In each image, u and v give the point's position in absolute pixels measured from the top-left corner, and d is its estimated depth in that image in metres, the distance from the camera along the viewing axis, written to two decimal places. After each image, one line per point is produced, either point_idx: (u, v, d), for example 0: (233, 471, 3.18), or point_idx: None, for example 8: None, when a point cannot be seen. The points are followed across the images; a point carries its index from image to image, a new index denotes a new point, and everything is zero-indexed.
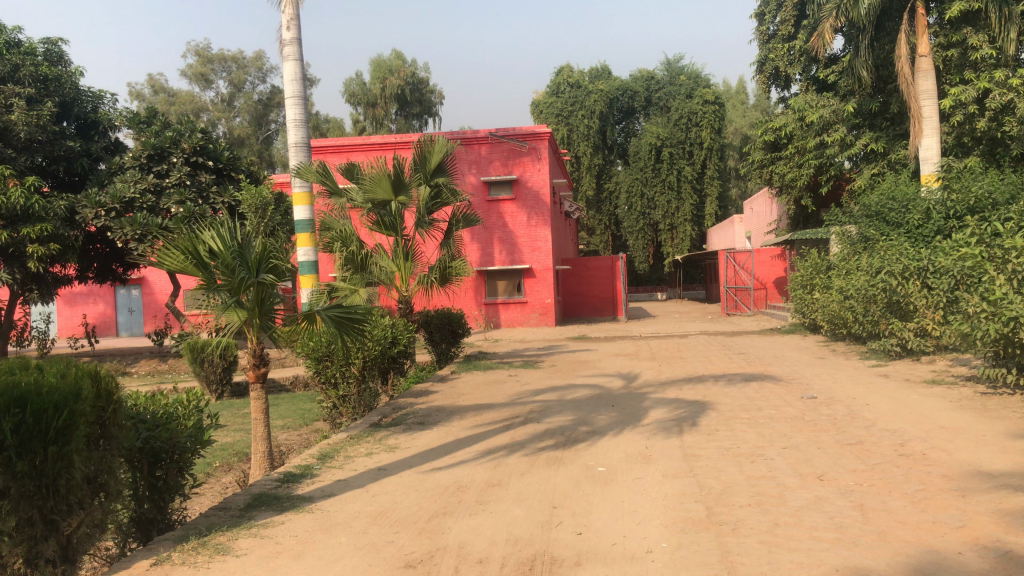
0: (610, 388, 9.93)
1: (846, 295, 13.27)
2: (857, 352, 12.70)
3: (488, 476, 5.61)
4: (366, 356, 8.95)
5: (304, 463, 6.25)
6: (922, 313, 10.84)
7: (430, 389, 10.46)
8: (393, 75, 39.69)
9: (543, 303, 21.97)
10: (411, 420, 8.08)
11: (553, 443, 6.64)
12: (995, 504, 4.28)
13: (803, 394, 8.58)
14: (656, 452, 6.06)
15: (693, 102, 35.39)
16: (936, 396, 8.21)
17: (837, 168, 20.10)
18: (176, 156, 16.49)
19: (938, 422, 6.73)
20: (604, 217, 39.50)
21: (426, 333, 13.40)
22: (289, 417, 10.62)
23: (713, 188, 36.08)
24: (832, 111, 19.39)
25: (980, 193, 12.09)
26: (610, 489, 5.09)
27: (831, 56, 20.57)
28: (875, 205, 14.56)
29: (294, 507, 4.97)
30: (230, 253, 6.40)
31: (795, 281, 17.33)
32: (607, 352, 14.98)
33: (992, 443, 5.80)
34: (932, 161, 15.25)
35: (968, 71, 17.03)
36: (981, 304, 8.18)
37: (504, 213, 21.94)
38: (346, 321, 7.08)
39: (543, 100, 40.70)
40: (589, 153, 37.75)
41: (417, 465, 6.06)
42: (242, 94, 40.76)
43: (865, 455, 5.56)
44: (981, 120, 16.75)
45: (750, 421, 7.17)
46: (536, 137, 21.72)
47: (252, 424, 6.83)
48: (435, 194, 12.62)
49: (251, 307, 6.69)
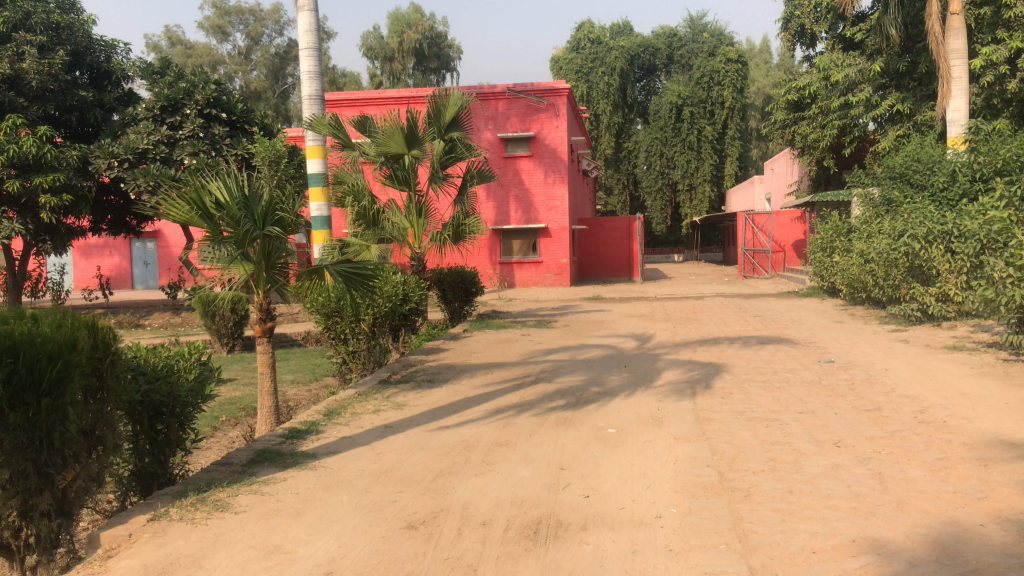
0: (623, 349, 9.81)
1: (867, 259, 13.02)
2: (876, 316, 12.48)
3: (496, 436, 5.50)
4: (376, 312, 8.84)
5: (310, 419, 6.17)
6: (945, 278, 10.60)
7: (441, 347, 10.38)
8: (410, 29, 39.16)
9: (559, 263, 21.81)
10: (421, 377, 8.00)
11: (564, 403, 6.53)
12: (1018, 475, 4.12)
13: (821, 358, 8.42)
14: (668, 414, 5.94)
15: (715, 61, 34.75)
16: (957, 362, 8.02)
17: (861, 129, 19.66)
18: (189, 108, 16.28)
19: (960, 389, 6.56)
20: (622, 177, 39.08)
21: (439, 291, 13.30)
22: (300, 372, 10.59)
23: (733, 148, 35.57)
24: (858, 70, 18.94)
25: (1009, 156, 11.70)
26: (620, 451, 4.97)
27: (859, 13, 20.05)
28: (900, 167, 14.19)
29: (296, 464, 4.89)
30: (236, 205, 6.27)
31: (814, 244, 17.05)
32: (621, 312, 14.85)
33: (1016, 411, 5.62)
34: (959, 123, 14.86)
35: (1000, 31, 16.50)
36: (1007, 269, 7.95)
37: (520, 170, 21.68)
38: (355, 277, 6.94)
39: (563, 56, 40.09)
40: (608, 111, 37.23)
41: (424, 423, 5.97)
42: (259, 47, 40.43)
43: (884, 422, 5.40)
44: (1012, 82, 16.30)
45: (766, 384, 7.02)
46: (555, 93, 21.35)
47: (258, 379, 6.78)
48: (450, 149, 12.41)
49: (257, 260, 6.59)
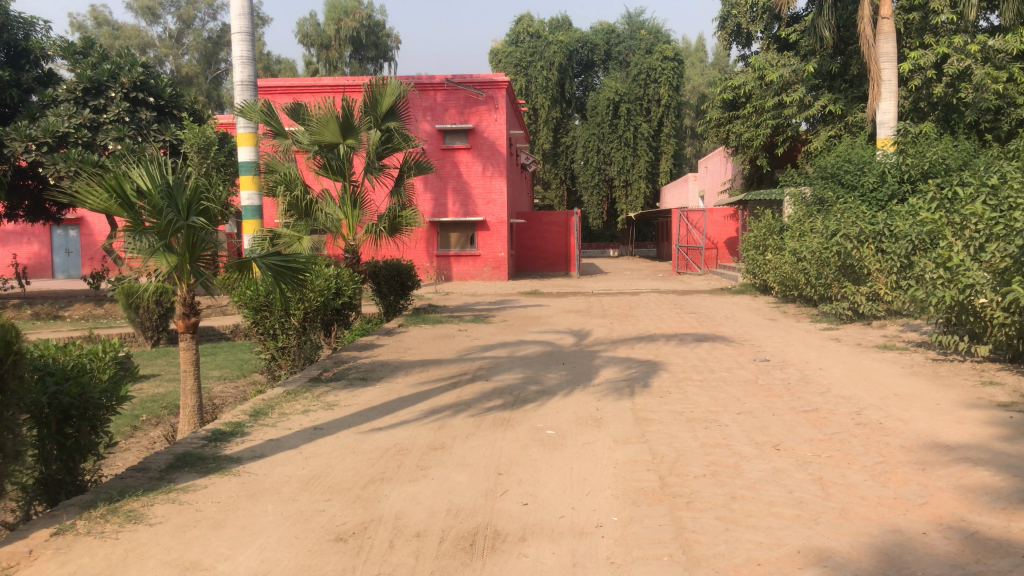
0: (560, 346, 9.71)
1: (799, 257, 13.15)
2: (807, 314, 12.65)
3: (431, 438, 5.32)
4: (308, 307, 8.57)
5: (235, 419, 5.89)
6: (876, 278, 10.76)
7: (375, 343, 10.14)
8: (347, 16, 38.42)
9: (496, 257, 21.70)
10: (353, 375, 7.76)
11: (501, 403, 6.38)
12: (955, 479, 4.11)
13: (756, 357, 8.44)
14: (607, 414, 5.84)
15: (652, 58, 34.99)
16: (888, 361, 8.12)
17: (794, 128, 19.97)
18: (114, 91, 15.82)
19: (892, 389, 6.61)
20: (560, 171, 39.09)
21: (374, 284, 13.00)
22: (227, 367, 10.22)
23: (669, 146, 35.91)
24: (792, 71, 19.15)
25: (936, 158, 12.49)
26: (558, 454, 4.85)
27: (793, 15, 20.32)
28: (832, 166, 14.29)
29: (219, 470, 4.62)
30: (159, 193, 5.93)
31: (748, 241, 17.19)
32: (558, 307, 14.80)
33: (948, 412, 5.66)
34: (888, 125, 15.18)
35: (928, 36, 16.91)
36: (936, 269, 8.05)
37: (458, 162, 21.43)
38: (285, 271, 6.66)
39: (502, 49, 39.85)
40: (546, 106, 37.18)
41: (355, 424, 5.75)
42: (190, 31, 39.24)
43: (822, 423, 5.38)
44: (938, 86, 16.75)
45: (703, 383, 6.97)
46: (494, 85, 21.18)
47: (181, 377, 6.46)
48: (386, 139, 12.11)
49: (181, 252, 6.25)
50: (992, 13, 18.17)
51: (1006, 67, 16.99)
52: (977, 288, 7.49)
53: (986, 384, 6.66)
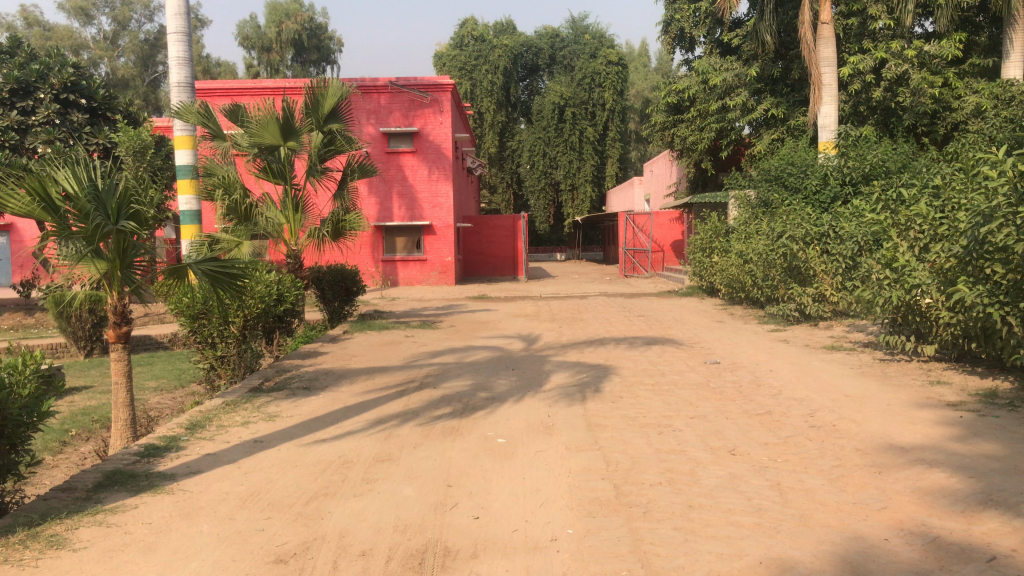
0: (510, 351, 9.55)
1: (746, 259, 13.20)
2: (755, 316, 12.69)
3: (376, 450, 5.10)
4: (247, 314, 8.27)
5: (170, 433, 5.59)
6: (822, 279, 10.82)
7: (319, 351, 9.86)
8: (289, 19, 37.81)
9: (443, 261, 21.48)
10: (296, 384, 7.49)
11: (450, 411, 6.18)
12: (912, 482, 4.05)
13: (707, 359, 8.39)
14: (559, 421, 5.69)
15: (597, 62, 35.17)
16: (836, 362, 8.14)
17: (737, 132, 20.14)
18: (43, 92, 15.25)
19: (843, 390, 6.60)
20: (506, 175, 39.01)
21: (318, 290, 12.70)
22: (164, 378, 9.84)
23: (614, 149, 36.11)
24: (735, 75, 19.31)
25: (876, 161, 12.82)
26: (510, 464, 4.69)
27: (735, 20, 20.56)
28: (775, 169, 14.41)
29: (151, 488, 4.34)
30: (86, 196, 5.60)
31: (694, 244, 17.20)
32: (507, 312, 14.66)
33: (899, 413, 5.65)
34: (830, 129, 15.39)
35: (867, 41, 17.18)
36: (883, 270, 8.10)
37: (403, 165, 21.17)
38: (222, 277, 6.38)
39: (446, 52, 39.61)
40: (492, 110, 37.07)
41: (298, 436, 5.50)
42: (126, 32, 38.22)
43: (776, 427, 5.31)
44: (877, 90, 17.02)
45: (655, 387, 6.87)
46: (438, 88, 20.97)
47: (112, 389, 6.13)
48: (329, 141, 11.83)
49: (111, 258, 5.94)
50: (927, 20, 18.60)
51: (942, 72, 17.40)
52: (924, 289, 7.53)
53: (934, 384, 6.69)
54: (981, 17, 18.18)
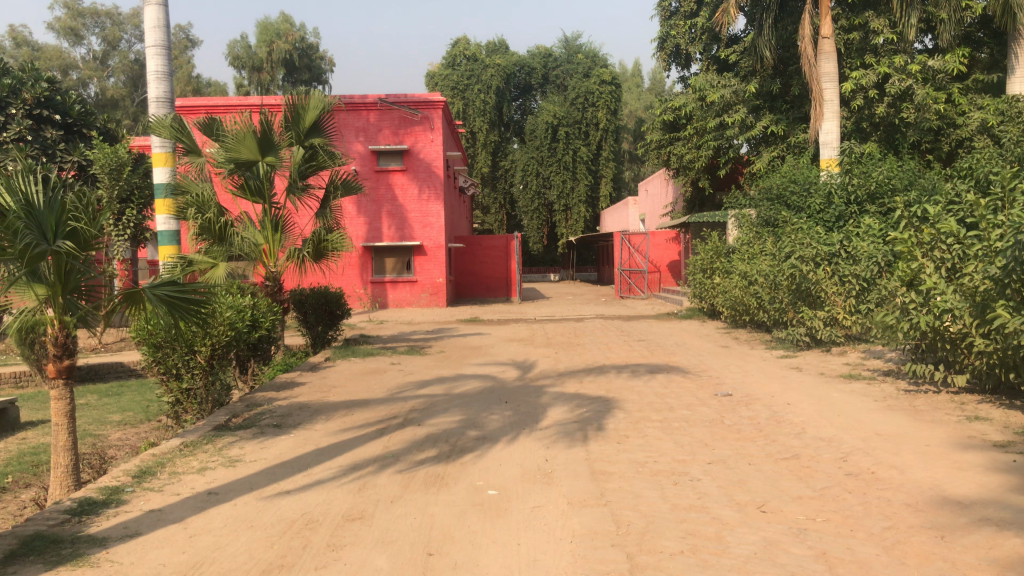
0: (503, 380, 8.85)
1: (750, 281, 12.53)
2: (761, 341, 11.99)
3: (347, 505, 4.40)
4: (215, 343, 7.56)
5: (112, 483, 4.85)
6: (833, 301, 10.19)
7: (297, 381, 9.15)
8: (280, 39, 37.39)
9: (434, 283, 20.80)
10: (266, 421, 6.77)
11: (435, 454, 5.47)
12: (985, 551, 3.37)
13: (717, 391, 7.71)
14: (559, 467, 5.00)
15: (590, 82, 34.74)
16: (858, 393, 7.48)
17: (735, 150, 19.57)
18: (15, 108, 14.60)
19: (873, 427, 5.92)
20: (499, 196, 38.44)
21: (300, 313, 12.02)
22: (130, 410, 9.11)
23: (608, 169, 35.57)
24: (732, 91, 18.76)
25: (881, 179, 11.93)
26: (503, 524, 4.00)
27: (732, 36, 20.04)
28: (777, 188, 13.81)
29: (72, 559, 3.61)
30: (19, 210, 4.87)
31: (695, 264, 16.52)
32: (500, 336, 13.96)
33: (942, 456, 4.96)
34: (831, 146, 14.75)
35: (868, 56, 16.65)
36: (906, 292, 7.43)
37: (393, 185, 20.55)
38: (180, 302, 5.67)
39: (438, 72, 39.10)
40: (484, 129, 36.61)
41: (260, 486, 4.80)
42: (116, 53, 37.79)
43: (808, 476, 4.62)
44: (880, 105, 16.45)
45: (664, 425, 6.16)
46: (429, 105, 20.37)
47: (51, 431, 5.37)
48: (311, 156, 11.17)
49: (51, 281, 5.23)
50: (928, 35, 18.12)
51: (946, 87, 16.82)
52: (956, 314, 6.84)
53: (972, 420, 6.01)
54: (982, 32, 17.69)
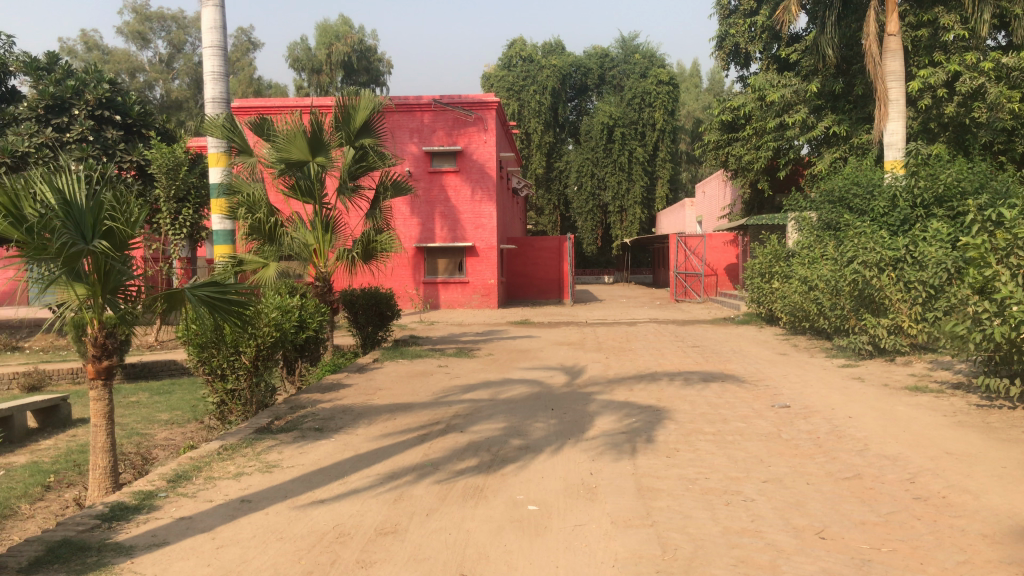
0: (551, 386, 8.61)
1: (810, 286, 12.09)
2: (821, 349, 11.54)
3: (382, 517, 4.24)
4: (261, 344, 7.49)
5: (147, 488, 4.76)
6: (898, 308, 9.74)
7: (343, 382, 9.06)
8: (339, 41, 37.74)
9: (486, 284, 20.63)
10: (308, 425, 6.65)
11: (475, 464, 5.28)
12: None
13: (775, 402, 7.38)
14: (604, 482, 4.77)
15: (647, 82, 34.29)
16: (925, 407, 7.06)
17: (795, 151, 19.04)
18: (78, 109, 14.87)
19: (943, 444, 5.56)
20: (553, 197, 38.20)
21: (350, 314, 11.95)
22: (179, 410, 9.11)
23: (664, 170, 35.06)
24: (793, 91, 18.23)
25: (950, 181, 11.23)
26: (543, 543, 3.78)
27: (794, 34, 19.50)
28: (839, 190, 13.31)
29: (96, 568, 3.50)
30: (59, 209, 4.81)
31: (753, 269, 16.06)
32: (551, 339, 13.72)
33: (1020, 480, 4.60)
34: (896, 147, 14.14)
35: (938, 53, 15.99)
36: (980, 300, 7.00)
37: (446, 186, 20.47)
38: (220, 304, 5.58)
39: (494, 73, 39.01)
40: (539, 130, 36.39)
41: (294, 495, 4.66)
42: (181, 55, 38.60)
43: (873, 499, 4.31)
44: (949, 105, 15.81)
45: (717, 438, 5.87)
46: (483, 105, 20.22)
47: (90, 433, 5.31)
48: (360, 157, 11.07)
49: (92, 281, 5.17)
50: (1002, 32, 17.36)
51: None
52: None
53: None
54: None
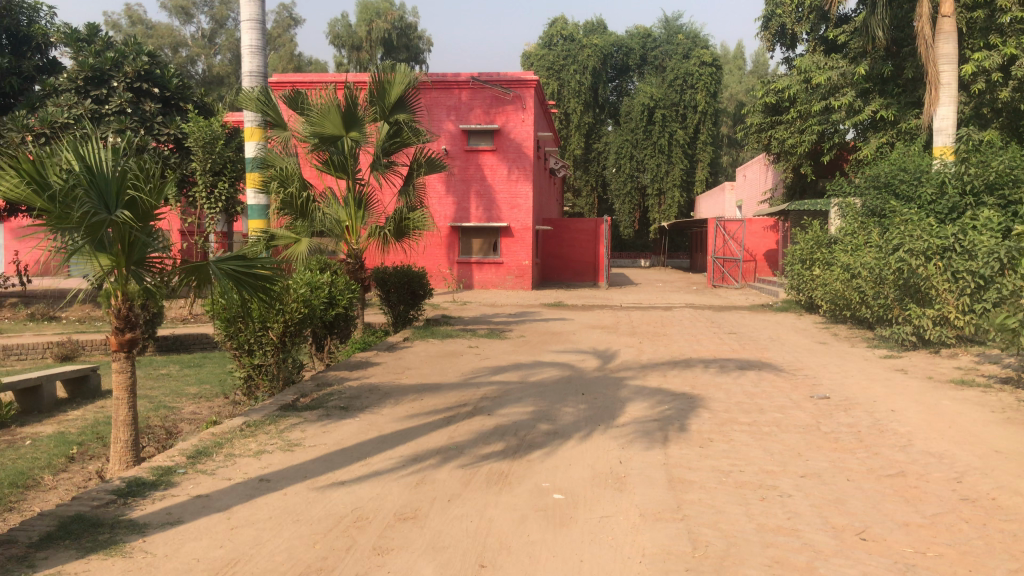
0: (583, 369, 8.44)
1: (852, 273, 11.73)
2: (863, 339, 11.21)
3: (402, 501, 4.10)
4: (288, 320, 7.41)
5: (166, 463, 4.68)
6: (944, 299, 9.38)
7: (371, 360, 8.96)
8: (380, 18, 37.59)
9: (520, 265, 20.46)
10: (333, 403, 6.55)
11: (501, 449, 5.13)
12: None
13: (813, 392, 7.13)
14: (632, 471, 4.59)
15: (689, 63, 33.70)
16: (972, 402, 6.77)
17: (840, 135, 18.56)
18: (116, 81, 14.93)
19: (992, 442, 5.29)
20: (591, 178, 37.85)
21: (382, 292, 11.86)
22: (207, 383, 9.09)
23: (705, 153, 34.55)
24: (840, 73, 17.76)
25: (1001, 168, 10.72)
26: (567, 535, 3.62)
27: (842, 15, 18.97)
28: (885, 175, 12.89)
29: (106, 547, 3.41)
30: (81, 177, 4.72)
31: (793, 255, 15.68)
32: (584, 322, 13.52)
33: None
34: (947, 133, 13.63)
35: (993, 36, 15.40)
36: None
37: (483, 165, 20.30)
38: (247, 279, 5.50)
39: (534, 52, 38.62)
40: (578, 111, 35.97)
41: (314, 475, 4.55)
42: (224, 31, 38.73)
43: (917, 499, 4.08)
44: (1004, 90, 15.30)
45: (753, 429, 5.66)
46: (521, 84, 19.97)
47: (112, 406, 5.25)
48: (394, 133, 10.94)
49: (115, 251, 5.07)
50: None
51: None
52: None
53: None
54: None
